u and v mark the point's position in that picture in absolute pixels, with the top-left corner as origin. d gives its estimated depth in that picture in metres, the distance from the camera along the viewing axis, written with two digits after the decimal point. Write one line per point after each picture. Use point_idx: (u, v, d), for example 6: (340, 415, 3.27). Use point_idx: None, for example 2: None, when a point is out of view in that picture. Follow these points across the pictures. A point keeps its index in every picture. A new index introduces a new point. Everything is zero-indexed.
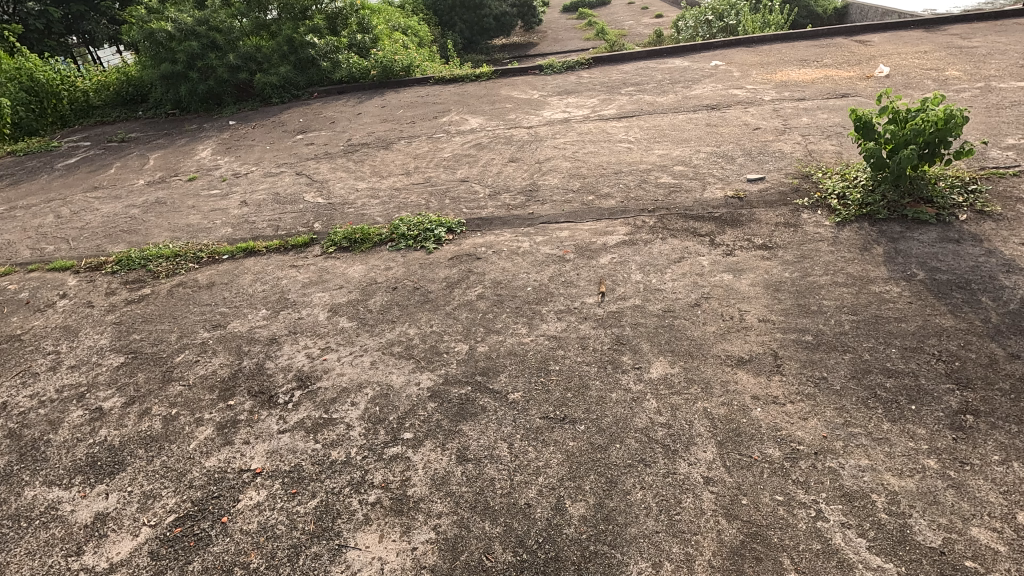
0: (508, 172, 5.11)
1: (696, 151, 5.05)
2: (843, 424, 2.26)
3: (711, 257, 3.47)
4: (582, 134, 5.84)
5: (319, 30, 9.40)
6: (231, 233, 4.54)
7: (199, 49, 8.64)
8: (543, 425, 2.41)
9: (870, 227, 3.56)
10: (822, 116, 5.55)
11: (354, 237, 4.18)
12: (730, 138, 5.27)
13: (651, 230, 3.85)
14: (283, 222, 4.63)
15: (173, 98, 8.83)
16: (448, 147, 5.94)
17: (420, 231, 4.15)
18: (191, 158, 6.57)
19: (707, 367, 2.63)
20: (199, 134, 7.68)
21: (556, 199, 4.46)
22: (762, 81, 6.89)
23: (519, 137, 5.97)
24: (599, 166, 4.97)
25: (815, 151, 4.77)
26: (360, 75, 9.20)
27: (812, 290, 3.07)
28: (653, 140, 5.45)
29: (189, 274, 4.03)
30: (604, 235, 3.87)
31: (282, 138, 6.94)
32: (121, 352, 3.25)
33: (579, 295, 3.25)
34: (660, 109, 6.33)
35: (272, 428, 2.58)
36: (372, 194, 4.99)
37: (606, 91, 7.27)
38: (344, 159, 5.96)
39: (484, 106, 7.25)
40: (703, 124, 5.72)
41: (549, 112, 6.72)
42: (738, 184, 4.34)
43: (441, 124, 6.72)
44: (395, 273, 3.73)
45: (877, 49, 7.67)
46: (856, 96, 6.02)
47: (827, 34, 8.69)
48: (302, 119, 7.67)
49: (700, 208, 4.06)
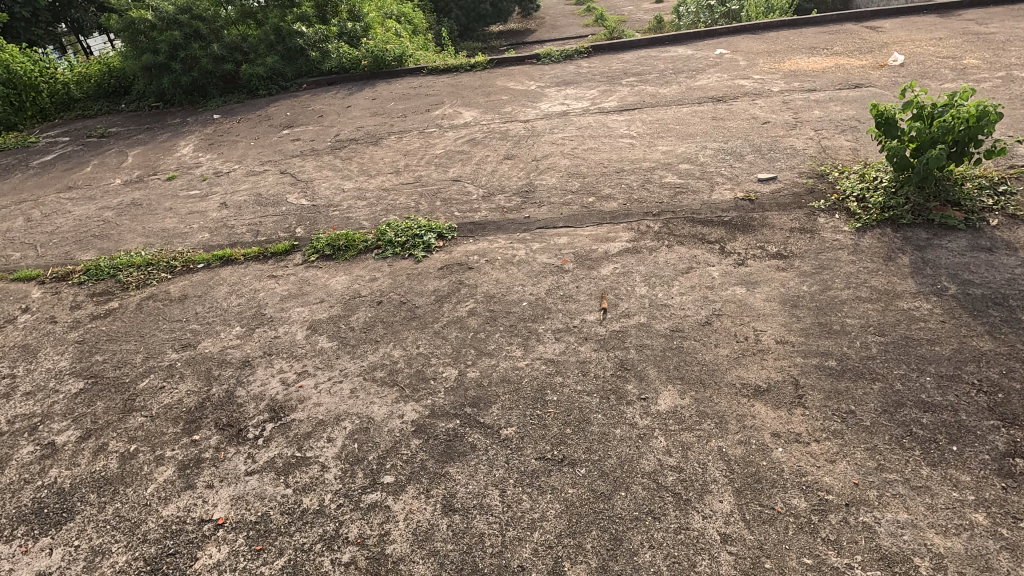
0: (504, 170, 4.82)
1: (703, 147, 4.76)
2: (877, 468, 2.01)
3: (722, 268, 3.20)
4: (581, 129, 5.55)
5: (308, 19, 9.03)
6: (208, 239, 4.26)
7: (182, 39, 8.31)
8: (539, 468, 2.16)
9: (893, 233, 3.29)
10: (835, 109, 5.25)
11: (338, 243, 3.91)
12: (738, 133, 4.97)
13: (656, 237, 3.58)
14: (263, 226, 4.35)
15: (157, 91, 8.50)
16: (441, 143, 5.64)
17: (408, 237, 3.88)
18: (172, 155, 6.27)
19: (721, 399, 2.37)
20: (181, 128, 7.37)
21: (553, 200, 4.19)
22: (769, 70, 6.58)
23: (516, 131, 5.67)
24: (599, 165, 4.67)
25: (828, 147, 4.47)
26: (350, 66, 8.85)
27: (834, 307, 2.81)
28: (656, 135, 5.16)
29: (161, 285, 3.76)
30: (605, 242, 3.60)
31: (267, 133, 6.63)
32: (80, 376, 2.99)
33: (578, 311, 2.99)
34: (664, 101, 6.02)
35: (239, 469, 2.32)
36: (359, 195, 4.70)
37: (607, 81, 6.95)
38: (330, 156, 5.67)
39: (479, 98, 6.93)
40: (710, 118, 5.42)
41: (547, 104, 6.41)
42: (748, 184, 4.06)
43: (434, 117, 6.41)
44: (380, 284, 3.47)
45: (889, 35, 7.33)
46: (870, 87, 5.71)
47: (837, 21, 8.35)
48: (289, 112, 7.35)
49: (709, 210, 3.79)
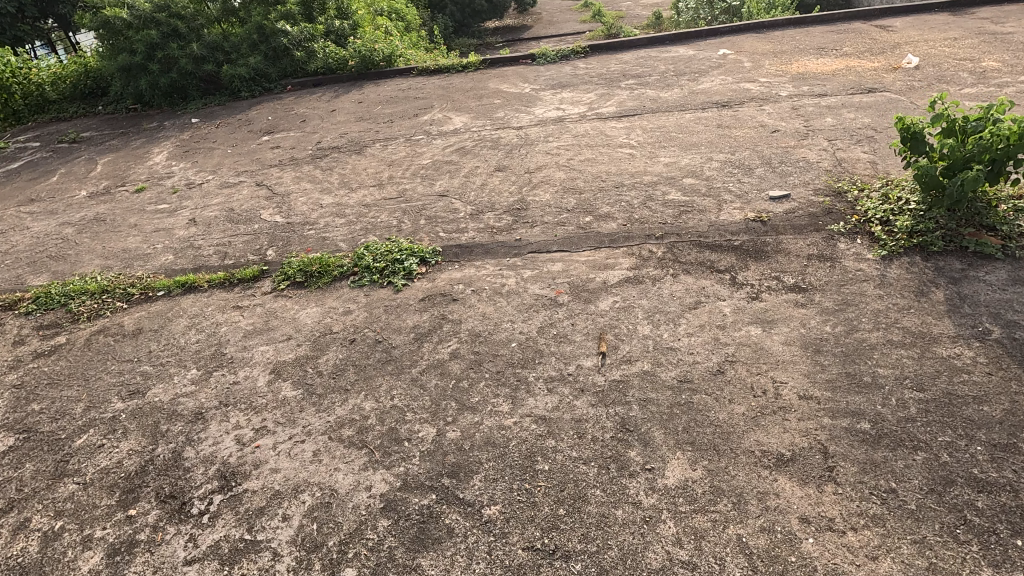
0: (494, 184, 4.47)
1: (708, 159, 4.42)
2: (927, 570, 1.69)
3: (733, 304, 2.87)
4: (578, 137, 5.21)
5: (293, 16, 8.66)
6: (172, 261, 3.92)
7: (159, 39, 7.93)
8: (527, 562, 1.83)
9: (923, 263, 2.96)
10: (849, 117, 4.91)
11: (311, 269, 3.57)
12: (746, 144, 4.63)
13: (659, 264, 3.26)
14: (232, 247, 4.01)
15: (134, 93, 8.12)
16: (428, 152, 5.30)
17: (387, 262, 3.54)
18: (144, 164, 5.91)
19: (738, 471, 2.05)
20: (157, 133, 6.99)
21: (547, 219, 3.84)
22: (776, 73, 6.24)
23: (508, 139, 5.33)
24: (596, 178, 4.34)
25: (844, 161, 4.14)
26: (337, 67, 8.47)
27: (862, 353, 2.48)
28: (658, 144, 4.82)
29: (114, 317, 3.42)
30: (603, 270, 3.27)
31: (246, 140, 6.27)
32: (12, 430, 2.65)
33: (573, 355, 2.65)
34: (666, 106, 5.69)
35: (178, 556, 2.00)
36: (337, 211, 4.36)
37: (605, 84, 6.60)
38: (310, 166, 5.32)
39: (471, 101, 6.58)
40: (714, 126, 5.08)
41: (541, 109, 6.06)
42: (759, 202, 3.72)
43: (422, 123, 6.06)
44: (354, 319, 3.13)
45: (901, 35, 6.99)
46: (884, 91, 5.38)
47: (844, 19, 8.01)
48: (270, 117, 6.98)
49: (717, 233, 3.46)
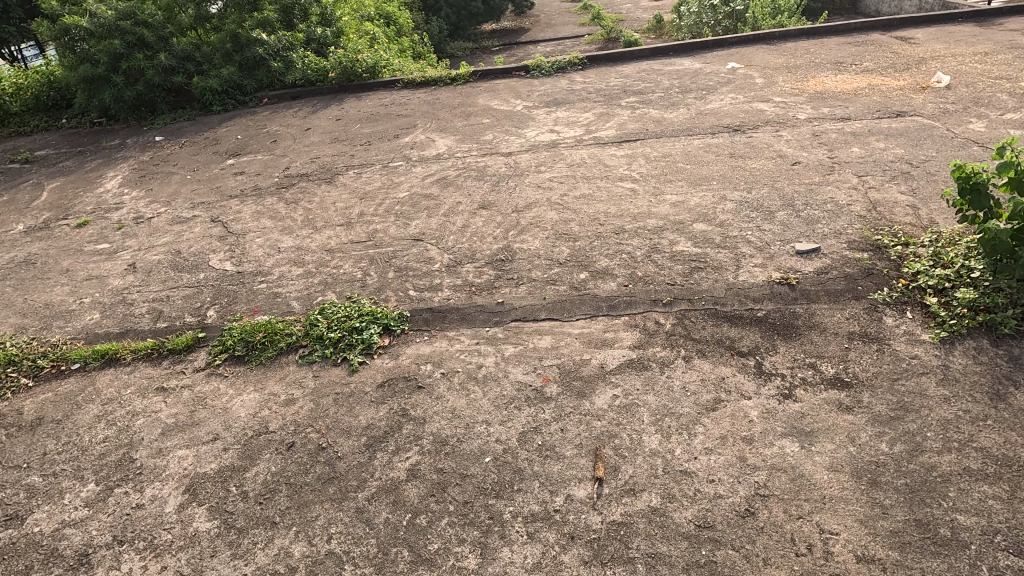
0: (477, 226, 3.92)
1: (721, 199, 3.86)
2: None
3: (761, 405, 2.31)
4: (573, 166, 4.66)
5: (270, 24, 8.02)
6: (97, 321, 3.37)
7: (123, 49, 7.35)
8: None
9: (995, 351, 2.41)
10: (878, 147, 4.35)
11: (254, 339, 3.02)
12: (763, 179, 4.07)
13: (668, 342, 2.70)
14: (169, 304, 3.45)
15: (97, 106, 7.54)
16: (406, 182, 4.75)
17: (344, 331, 2.98)
18: (93, 192, 5.35)
19: None
20: (115, 153, 6.43)
21: (535, 275, 3.28)
22: (791, 91, 5.70)
23: (495, 168, 4.77)
24: (592, 222, 3.79)
25: (878, 205, 3.58)
26: (316, 78, 7.88)
27: (934, 488, 1.92)
28: (663, 178, 4.27)
29: (16, 399, 2.86)
30: (601, 348, 2.71)
31: (209, 163, 5.71)
32: None
33: (561, 481, 2.10)
34: (671, 130, 5.13)
35: None
36: (297, 257, 3.81)
37: (604, 102, 6.05)
38: (275, 197, 4.76)
39: (457, 121, 6.03)
40: (726, 155, 4.52)
41: (533, 131, 5.50)
42: (783, 258, 3.16)
43: (402, 146, 5.51)
44: (297, 413, 2.57)
45: (924, 49, 6.45)
46: (915, 115, 4.83)
47: (862, 29, 7.46)
48: (240, 136, 6.42)
49: (735, 300, 2.90)
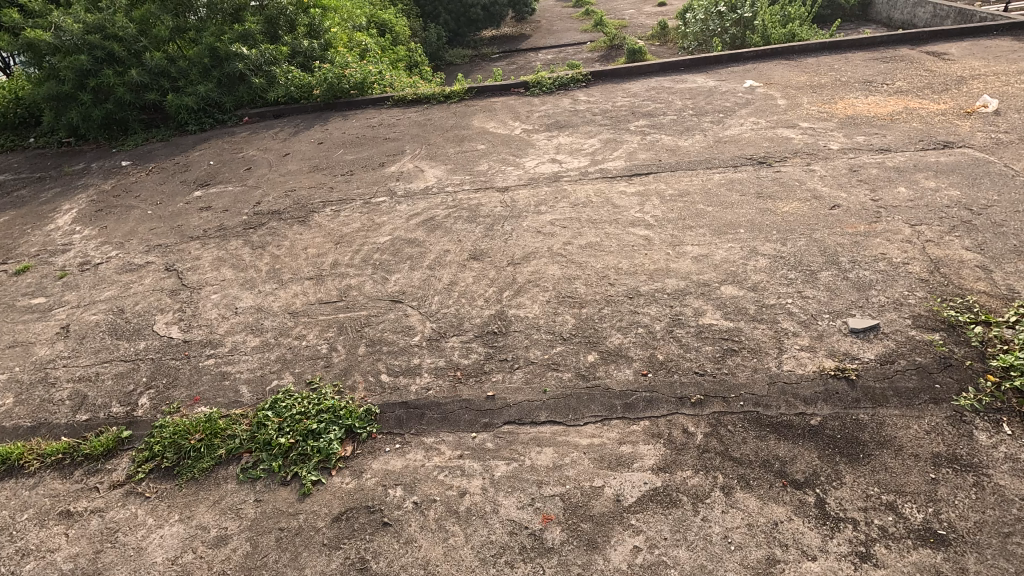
0: (466, 284, 3.36)
1: (752, 254, 3.30)
2: None
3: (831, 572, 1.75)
4: (579, 204, 4.10)
5: (252, 37, 7.47)
6: (11, 409, 2.82)
7: (90, 65, 6.84)
8: None
9: None
10: (928, 187, 3.79)
11: (188, 443, 2.46)
12: (798, 227, 3.51)
13: (702, 463, 2.13)
14: (96, 386, 2.89)
15: (64, 126, 7.00)
16: (389, 223, 4.20)
17: (297, 435, 2.42)
18: (42, 229, 4.80)
19: None
20: (76, 180, 5.90)
21: (532, 356, 2.71)
22: (818, 114, 5.14)
23: (489, 207, 4.22)
24: (601, 280, 3.23)
25: (942, 265, 3.02)
26: (300, 95, 7.32)
27: None
28: (681, 223, 3.71)
29: None
30: (615, 471, 2.14)
31: (174, 195, 5.16)
32: None
33: None
34: (687, 161, 4.57)
35: None
36: (255, 322, 3.25)
37: (611, 125, 5.50)
38: (240, 240, 4.21)
39: (450, 146, 5.48)
40: (752, 194, 3.96)
41: (533, 160, 4.95)
42: (835, 340, 2.60)
43: (388, 177, 4.96)
44: (228, 560, 2.01)
45: (961, 66, 5.91)
46: (963, 146, 4.28)
47: (888, 42, 6.91)
48: (212, 161, 5.88)
49: (781, 401, 2.33)
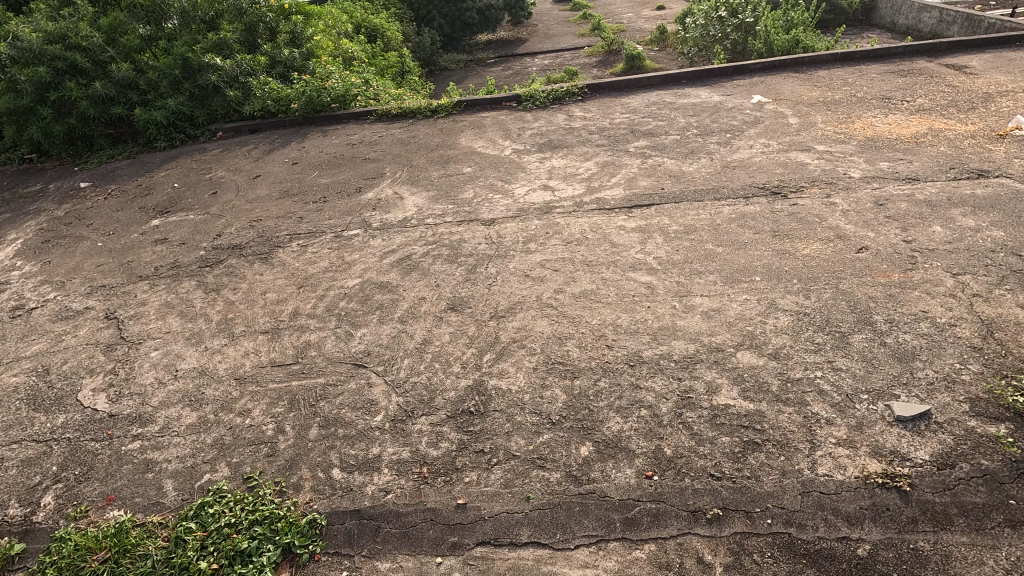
0: (441, 342, 2.91)
1: (770, 309, 2.86)
2: None
3: None
4: (573, 242, 3.66)
5: (227, 46, 7.02)
6: None
7: (51, 77, 6.39)
8: None
9: None
10: (967, 225, 3.35)
11: (90, 566, 2.01)
12: (822, 275, 3.07)
13: None
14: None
15: (24, 142, 6.54)
16: (360, 261, 3.75)
17: (223, 557, 1.98)
18: None
19: None
20: (28, 204, 5.43)
21: (515, 447, 2.26)
22: (836, 136, 4.70)
23: (472, 243, 3.78)
24: (597, 341, 2.78)
25: (996, 329, 2.57)
26: (278, 109, 6.87)
27: None
28: (688, 267, 3.27)
29: None
30: None
31: (129, 223, 4.71)
32: None
33: None
34: (693, 189, 4.12)
35: None
36: (193, 390, 2.79)
37: (609, 146, 5.06)
38: (193, 281, 3.76)
39: (433, 169, 5.03)
40: (766, 232, 3.52)
41: (522, 186, 4.50)
42: (879, 432, 2.15)
43: (363, 205, 4.51)
44: None
45: (985, 81, 5.49)
46: (1000, 175, 3.85)
47: (904, 53, 6.48)
48: (177, 184, 5.41)
49: (818, 520, 1.90)
